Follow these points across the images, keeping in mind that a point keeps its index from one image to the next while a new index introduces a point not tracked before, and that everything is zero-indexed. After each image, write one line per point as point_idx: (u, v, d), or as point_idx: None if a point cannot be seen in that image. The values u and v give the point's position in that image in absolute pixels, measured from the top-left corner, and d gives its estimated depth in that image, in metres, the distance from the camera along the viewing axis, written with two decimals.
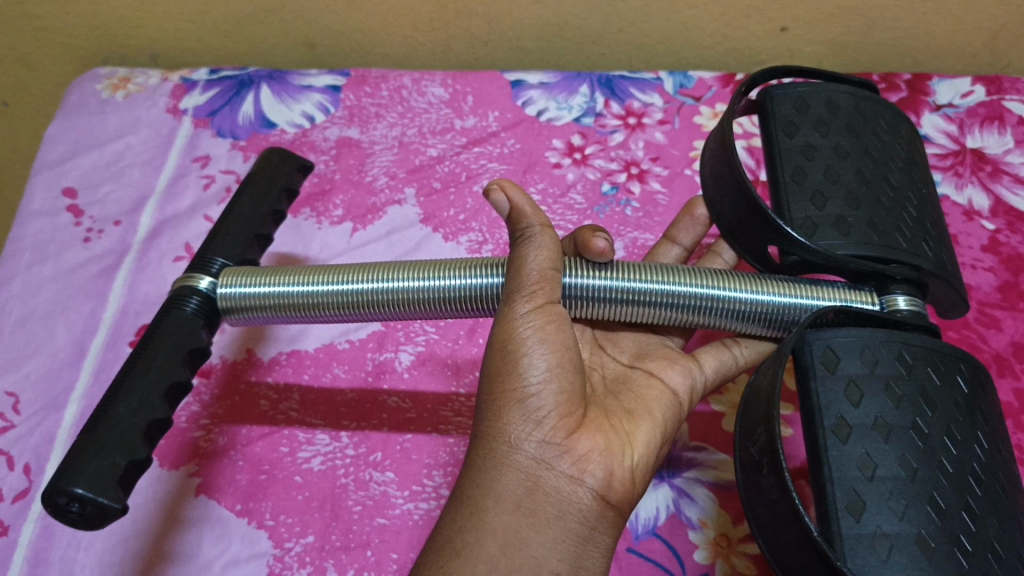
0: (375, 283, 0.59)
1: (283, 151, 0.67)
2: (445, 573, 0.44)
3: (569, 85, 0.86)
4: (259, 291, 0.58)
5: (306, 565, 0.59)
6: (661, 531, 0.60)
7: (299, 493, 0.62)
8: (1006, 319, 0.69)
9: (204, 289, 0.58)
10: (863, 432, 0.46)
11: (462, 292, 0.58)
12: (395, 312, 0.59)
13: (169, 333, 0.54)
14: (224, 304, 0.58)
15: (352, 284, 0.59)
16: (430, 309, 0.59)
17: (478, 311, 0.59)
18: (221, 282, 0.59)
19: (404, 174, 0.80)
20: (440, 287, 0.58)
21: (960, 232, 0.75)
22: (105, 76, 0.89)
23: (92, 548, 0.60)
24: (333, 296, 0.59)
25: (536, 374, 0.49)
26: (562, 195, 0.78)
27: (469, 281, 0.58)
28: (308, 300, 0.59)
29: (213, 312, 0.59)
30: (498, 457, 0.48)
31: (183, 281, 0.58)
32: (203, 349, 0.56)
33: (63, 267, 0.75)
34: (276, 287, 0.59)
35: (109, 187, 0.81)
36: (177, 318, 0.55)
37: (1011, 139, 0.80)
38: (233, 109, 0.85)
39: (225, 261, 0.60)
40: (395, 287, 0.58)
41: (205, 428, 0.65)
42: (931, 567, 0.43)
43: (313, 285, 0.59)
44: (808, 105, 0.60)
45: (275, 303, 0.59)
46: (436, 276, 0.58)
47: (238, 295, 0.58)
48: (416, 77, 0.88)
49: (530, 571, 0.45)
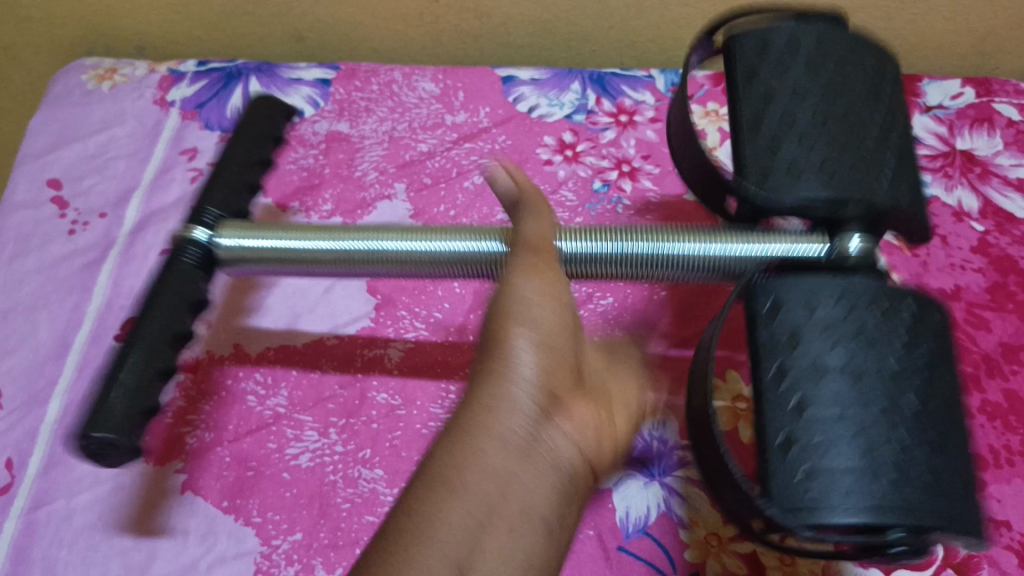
0: (371, 242, 0.62)
1: (279, 135, 0.72)
2: (430, 513, 0.39)
3: (560, 81, 0.86)
4: (255, 246, 0.63)
5: (293, 563, 0.58)
6: (651, 530, 0.60)
7: (286, 490, 0.61)
8: (995, 320, 0.70)
9: (201, 241, 0.63)
10: (803, 374, 0.44)
11: (453, 257, 0.60)
12: (390, 270, 0.62)
13: (172, 287, 0.62)
14: (225, 256, 0.64)
15: (338, 242, 0.62)
16: (423, 269, 0.61)
17: (473, 272, 0.61)
18: (221, 237, 0.64)
19: (393, 169, 0.80)
20: (436, 249, 0.60)
21: (950, 233, 0.75)
22: (90, 67, 0.88)
23: (74, 546, 0.59)
24: (321, 251, 0.62)
25: (539, 329, 0.46)
26: (553, 191, 0.78)
27: (457, 250, 0.60)
28: (297, 256, 0.63)
29: (211, 260, 0.64)
30: (497, 402, 0.44)
31: (214, 272, 0.63)
32: (203, 297, 0.64)
33: (46, 260, 0.74)
34: (271, 241, 0.63)
35: (94, 179, 0.79)
36: (180, 272, 0.62)
37: (999, 141, 0.81)
38: (221, 101, 0.84)
39: (219, 212, 0.66)
40: (386, 247, 0.61)
41: (190, 424, 0.64)
42: (860, 501, 0.41)
43: (303, 241, 0.63)
44: (769, 43, 0.55)
45: (271, 258, 0.63)
46: (424, 247, 0.60)
47: (236, 249, 0.64)
48: (406, 71, 0.87)
49: (522, 519, 0.41)
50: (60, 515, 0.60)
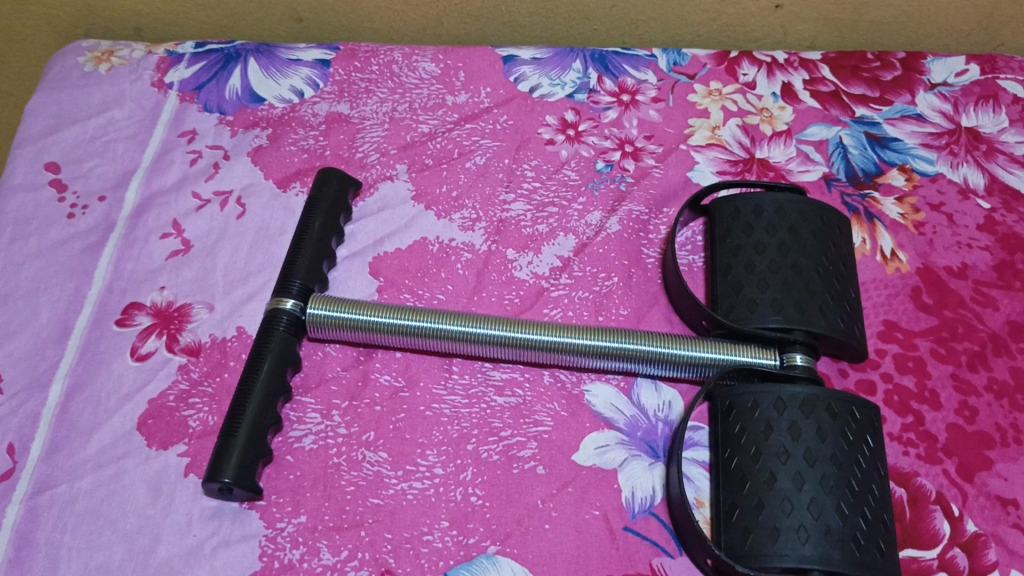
0: (451, 326, 0.64)
1: (337, 172, 0.73)
2: None
3: (562, 60, 0.85)
4: (341, 316, 0.65)
5: (298, 546, 0.58)
6: (658, 511, 0.60)
7: (291, 473, 0.61)
8: (1002, 299, 0.70)
9: (291, 310, 0.65)
10: None
11: (518, 341, 0.64)
12: (453, 347, 0.65)
13: (275, 348, 0.63)
14: (310, 323, 0.65)
15: (428, 323, 0.65)
16: (486, 350, 0.65)
17: (531, 358, 0.65)
18: (307, 305, 0.66)
19: (394, 150, 0.79)
20: (501, 334, 0.64)
21: (956, 210, 0.75)
22: (87, 49, 0.87)
23: (78, 530, 0.58)
24: (419, 331, 0.65)
25: None
26: (556, 171, 0.78)
27: (521, 338, 0.64)
28: (396, 329, 0.65)
29: (299, 329, 0.66)
30: None
31: (273, 302, 0.65)
32: (296, 361, 0.65)
33: (47, 242, 0.73)
34: (361, 317, 0.65)
35: (94, 161, 0.78)
36: (277, 340, 0.63)
37: (1005, 118, 0.81)
38: (220, 83, 0.84)
39: (305, 282, 0.66)
40: (452, 330, 0.64)
41: (192, 407, 0.64)
42: None
43: (402, 321, 0.65)
44: None
45: (360, 328, 0.65)
46: (488, 331, 0.64)
47: (322, 316, 0.65)
48: (407, 52, 0.87)
49: None
50: (63, 499, 0.60)
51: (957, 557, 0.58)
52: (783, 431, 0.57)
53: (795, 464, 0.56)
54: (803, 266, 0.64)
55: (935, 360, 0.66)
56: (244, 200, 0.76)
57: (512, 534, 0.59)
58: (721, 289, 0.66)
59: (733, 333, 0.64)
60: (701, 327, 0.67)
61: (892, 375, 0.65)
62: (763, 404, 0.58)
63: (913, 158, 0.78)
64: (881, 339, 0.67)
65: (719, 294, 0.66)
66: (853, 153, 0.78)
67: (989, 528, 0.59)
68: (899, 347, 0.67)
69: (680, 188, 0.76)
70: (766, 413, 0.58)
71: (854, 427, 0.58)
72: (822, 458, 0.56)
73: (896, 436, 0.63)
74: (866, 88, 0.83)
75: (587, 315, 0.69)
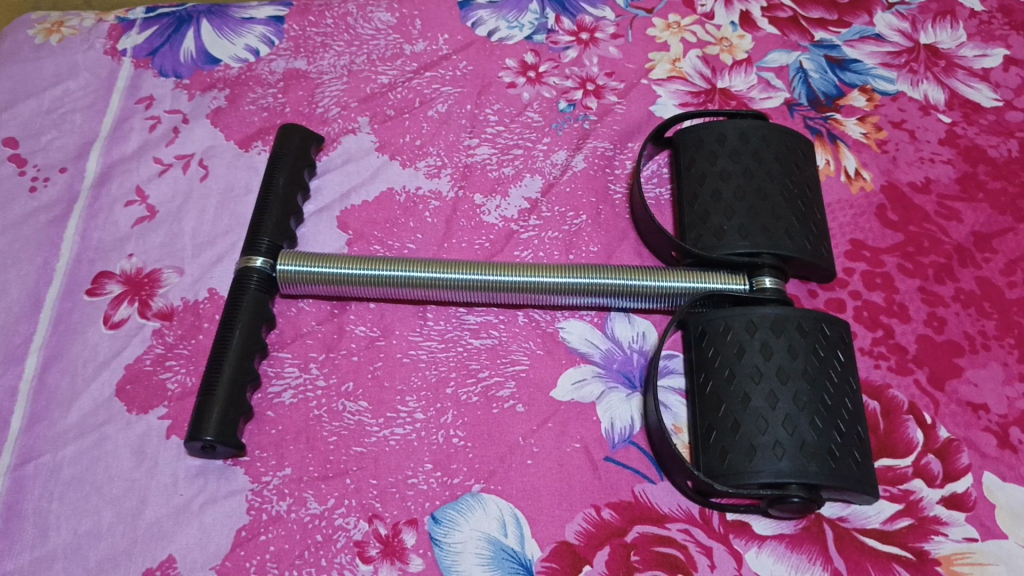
0: (428, 273, 0.65)
1: (302, 129, 0.72)
2: None
3: (518, 3, 0.85)
4: (313, 270, 0.65)
5: (285, 497, 0.59)
6: (637, 439, 0.61)
7: (273, 427, 0.61)
8: (966, 211, 0.70)
9: (261, 268, 0.64)
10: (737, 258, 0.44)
11: (500, 284, 0.64)
12: (430, 294, 0.65)
13: (249, 306, 0.62)
14: (282, 279, 0.65)
15: (403, 271, 0.65)
16: (463, 294, 0.65)
17: (509, 300, 0.66)
18: (278, 262, 0.65)
19: (355, 103, 0.78)
20: (481, 278, 0.64)
21: (918, 127, 0.75)
22: (36, 21, 0.85)
23: (65, 498, 0.59)
24: (395, 279, 0.65)
25: None
26: (519, 114, 0.77)
27: (501, 282, 0.64)
28: (371, 280, 0.65)
29: (271, 286, 0.65)
30: None
31: (243, 260, 0.65)
32: (271, 319, 0.65)
33: (11, 217, 0.72)
34: (335, 270, 0.65)
35: (52, 134, 0.77)
36: (251, 297, 0.63)
37: (962, 33, 0.81)
38: (174, 47, 0.83)
39: (273, 239, 0.66)
40: (429, 277, 0.64)
41: (169, 369, 0.64)
42: None
43: (376, 270, 0.65)
44: None
45: (335, 281, 0.65)
46: (465, 276, 0.64)
47: (294, 272, 0.65)
48: (361, 3, 0.86)
49: None
50: (47, 469, 0.60)
51: (931, 463, 0.59)
52: (755, 351, 0.57)
53: (768, 383, 0.56)
54: (768, 191, 0.65)
55: (902, 275, 0.67)
56: (206, 162, 0.75)
57: (496, 472, 0.59)
58: (688, 219, 0.66)
59: (702, 260, 0.64)
60: (670, 257, 0.68)
61: (861, 292, 0.66)
62: (734, 327, 0.59)
63: (874, 78, 0.78)
64: (849, 258, 0.68)
65: (686, 223, 0.66)
66: (815, 77, 0.78)
67: (961, 433, 0.60)
68: (866, 265, 0.67)
69: (643, 122, 0.76)
70: (738, 335, 0.58)
71: (826, 343, 0.58)
72: (794, 375, 0.56)
73: (867, 350, 0.64)
74: (824, 12, 0.83)
75: (558, 255, 0.69)
